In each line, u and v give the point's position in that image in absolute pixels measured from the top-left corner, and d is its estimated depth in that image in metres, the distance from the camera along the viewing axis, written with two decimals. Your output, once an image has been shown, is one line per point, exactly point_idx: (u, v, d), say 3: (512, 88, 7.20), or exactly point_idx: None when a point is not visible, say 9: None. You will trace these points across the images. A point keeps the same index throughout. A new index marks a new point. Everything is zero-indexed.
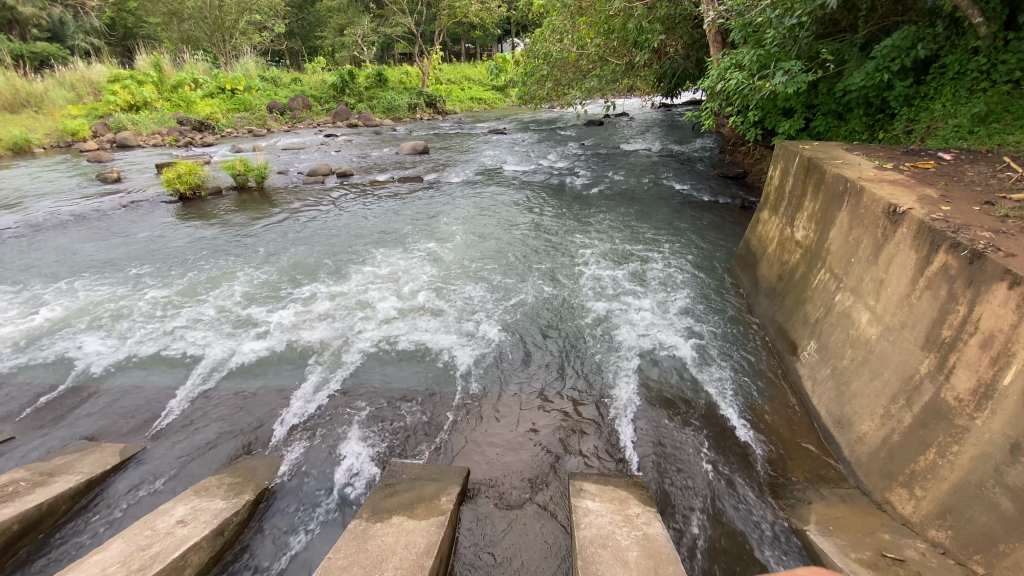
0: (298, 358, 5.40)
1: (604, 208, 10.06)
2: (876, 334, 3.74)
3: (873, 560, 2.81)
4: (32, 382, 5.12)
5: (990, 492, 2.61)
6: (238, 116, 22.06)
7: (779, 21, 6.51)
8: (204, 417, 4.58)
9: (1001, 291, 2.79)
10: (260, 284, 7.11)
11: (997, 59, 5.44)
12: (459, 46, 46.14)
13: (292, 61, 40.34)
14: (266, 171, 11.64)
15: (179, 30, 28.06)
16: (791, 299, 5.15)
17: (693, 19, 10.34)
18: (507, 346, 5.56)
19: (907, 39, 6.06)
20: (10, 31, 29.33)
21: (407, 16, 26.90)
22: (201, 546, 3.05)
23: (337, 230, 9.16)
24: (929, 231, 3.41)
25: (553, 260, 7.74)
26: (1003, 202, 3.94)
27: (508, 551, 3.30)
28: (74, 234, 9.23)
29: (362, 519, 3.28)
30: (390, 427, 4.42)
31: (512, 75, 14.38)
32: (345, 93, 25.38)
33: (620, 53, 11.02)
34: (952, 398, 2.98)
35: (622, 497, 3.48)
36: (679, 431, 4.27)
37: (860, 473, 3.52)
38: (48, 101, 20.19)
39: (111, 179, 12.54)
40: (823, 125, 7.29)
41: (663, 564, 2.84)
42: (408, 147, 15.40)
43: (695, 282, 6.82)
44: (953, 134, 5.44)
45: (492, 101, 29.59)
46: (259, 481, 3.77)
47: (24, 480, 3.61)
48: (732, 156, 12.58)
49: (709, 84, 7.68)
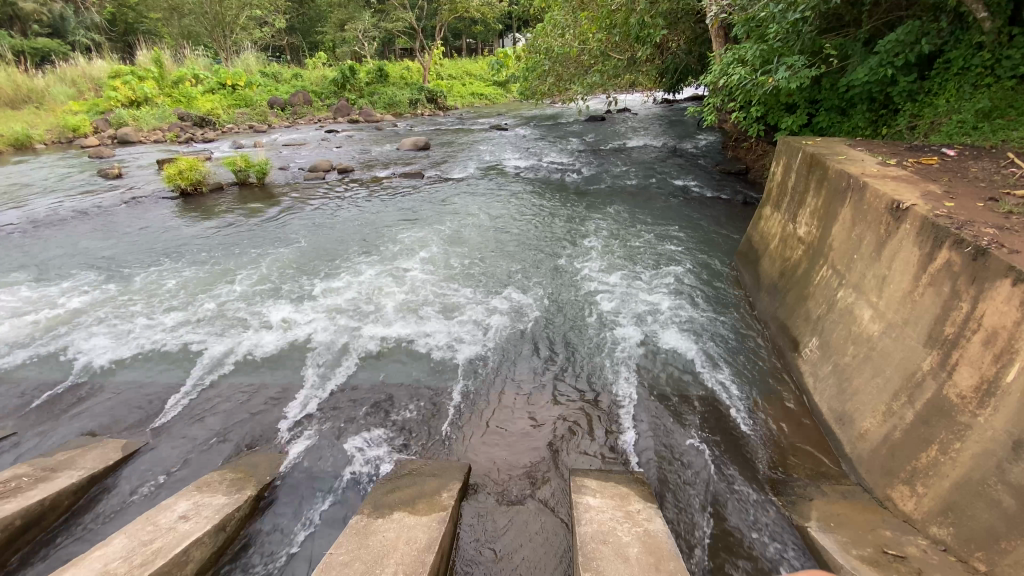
0: (299, 354, 5.40)
1: (605, 203, 10.03)
2: (878, 331, 3.73)
3: (874, 557, 2.81)
4: (33, 378, 5.13)
5: (992, 490, 2.61)
6: (239, 112, 21.97)
7: (782, 16, 6.45)
8: (204, 414, 4.57)
9: (1004, 288, 2.77)
10: (261, 280, 7.10)
11: (1002, 54, 5.35)
12: (460, 42, 46.04)
13: (293, 56, 40.20)
14: (267, 168, 11.66)
15: (179, 25, 28.45)
16: (792, 296, 5.14)
17: (696, 14, 10.27)
18: (509, 344, 5.51)
19: (912, 34, 5.97)
20: (11, 27, 29.21)
21: (407, 12, 26.86)
22: (201, 542, 3.06)
23: (338, 226, 9.15)
24: (932, 227, 3.39)
25: (552, 257, 7.67)
26: (1007, 198, 3.92)
27: (509, 547, 3.31)
28: (76, 230, 9.24)
29: (363, 515, 3.29)
30: (392, 421, 4.44)
31: (514, 70, 14.35)
32: (346, 89, 25.35)
33: (622, 48, 10.96)
34: (955, 396, 2.96)
35: (623, 494, 3.48)
36: (681, 428, 4.25)
37: (860, 470, 3.52)
38: (49, 97, 20.14)
39: (111, 175, 12.52)
40: (826, 121, 7.26)
41: (663, 561, 2.85)
42: (408, 143, 15.39)
43: (696, 278, 6.81)
44: (957, 129, 5.41)
45: (494, 96, 29.48)
46: (260, 476, 3.78)
47: (26, 476, 3.62)
48: (735, 151, 12.54)
49: (710, 79, 7.64)
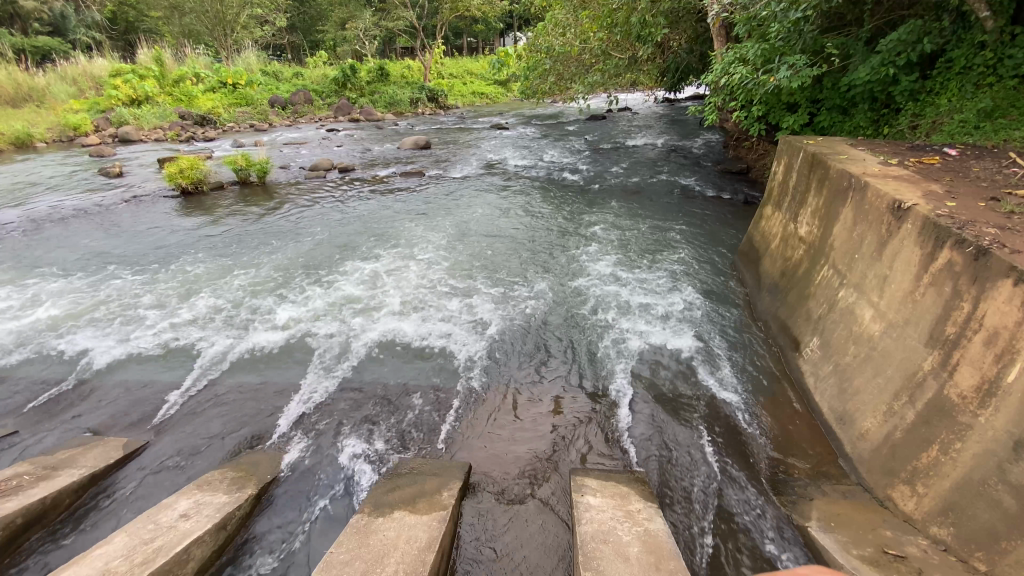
0: (299, 354, 5.39)
1: (605, 202, 10.01)
2: (879, 330, 3.72)
3: (874, 557, 2.80)
4: (34, 376, 5.14)
5: (992, 490, 2.61)
6: (239, 110, 21.94)
7: (784, 15, 6.42)
8: (204, 413, 4.58)
9: (1006, 288, 2.77)
10: (261, 279, 7.10)
11: (1004, 53, 5.34)
12: (461, 41, 46.00)
13: (294, 54, 40.15)
14: (268, 167, 11.67)
15: (179, 24, 28.37)
16: (793, 295, 5.14)
17: (697, 13, 10.26)
18: (508, 344, 5.49)
19: (914, 33, 5.94)
20: (12, 25, 29.16)
21: (409, 11, 26.86)
22: (202, 540, 3.07)
23: (338, 225, 9.13)
24: (935, 227, 3.38)
25: (552, 257, 7.64)
26: (1009, 198, 3.91)
27: (509, 546, 3.31)
28: (76, 228, 9.24)
29: (364, 514, 3.29)
30: (393, 420, 4.45)
31: (515, 69, 14.33)
32: (347, 88, 25.32)
33: (623, 47, 10.95)
34: (955, 396, 2.96)
35: (623, 493, 3.48)
36: (681, 428, 4.24)
37: (861, 470, 3.51)
38: (50, 95, 20.15)
39: (113, 174, 12.52)
40: (828, 120, 7.26)
41: (663, 560, 2.85)
42: (409, 142, 15.38)
43: (696, 277, 6.81)
44: (959, 129, 5.40)
45: (495, 96, 29.46)
46: (260, 475, 3.78)
47: (27, 475, 3.63)
48: (737, 151, 12.51)
49: (712, 79, 7.63)
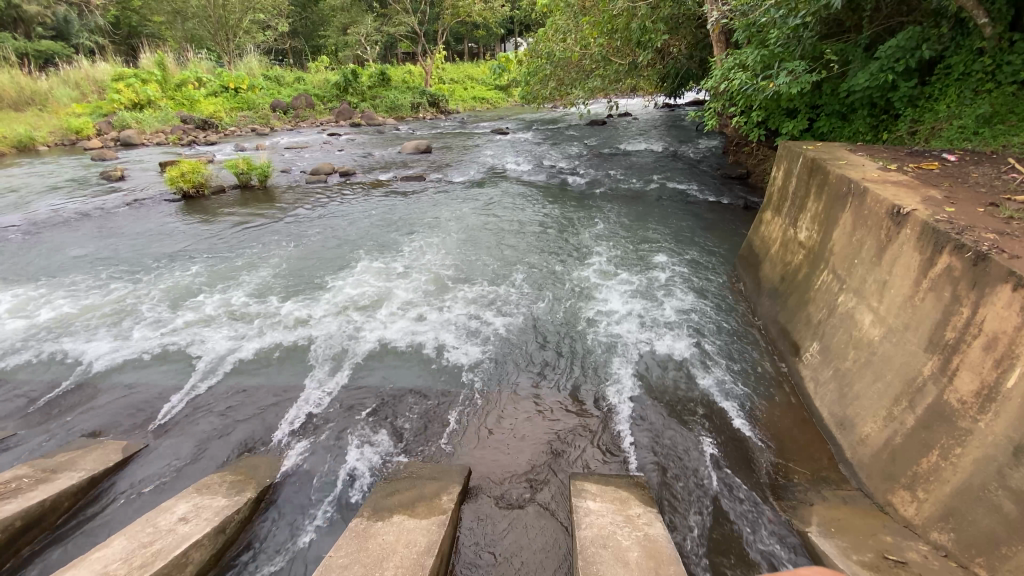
0: (299, 358, 5.39)
1: (605, 207, 10.04)
2: (879, 335, 3.72)
3: (874, 563, 2.80)
4: (33, 379, 5.14)
5: (993, 495, 2.61)
6: (241, 115, 22.07)
7: (783, 22, 6.51)
8: (202, 417, 4.56)
9: (1004, 292, 2.78)
10: (259, 283, 7.09)
11: (1003, 59, 5.39)
12: (462, 45, 46.26)
13: (296, 59, 40.28)
14: (268, 170, 11.56)
15: (182, 28, 28.46)
16: (794, 300, 5.14)
17: (698, 20, 10.35)
18: (506, 349, 5.48)
19: (913, 39, 5.96)
20: (14, 29, 28.85)
21: (410, 16, 26.98)
22: (201, 544, 3.05)
23: (339, 228, 9.14)
24: (932, 232, 3.40)
25: (552, 262, 7.61)
26: (1007, 203, 3.92)
27: (509, 551, 3.30)
28: (78, 231, 9.28)
29: (362, 518, 3.29)
30: (393, 424, 4.45)
31: (516, 73, 14.36)
32: (348, 92, 25.47)
33: (623, 53, 10.80)
34: (955, 401, 2.96)
35: (623, 498, 3.47)
36: (681, 434, 4.22)
37: (862, 474, 3.51)
38: (53, 99, 20.23)
39: (115, 177, 12.57)
40: (826, 125, 7.29)
41: (663, 565, 2.84)
42: (411, 147, 15.47)
43: (692, 282, 6.81)
44: (958, 134, 5.42)
45: (495, 100, 29.60)
46: (260, 479, 3.78)
47: (27, 477, 3.62)
48: (736, 156, 12.58)
49: (711, 84, 7.66)
